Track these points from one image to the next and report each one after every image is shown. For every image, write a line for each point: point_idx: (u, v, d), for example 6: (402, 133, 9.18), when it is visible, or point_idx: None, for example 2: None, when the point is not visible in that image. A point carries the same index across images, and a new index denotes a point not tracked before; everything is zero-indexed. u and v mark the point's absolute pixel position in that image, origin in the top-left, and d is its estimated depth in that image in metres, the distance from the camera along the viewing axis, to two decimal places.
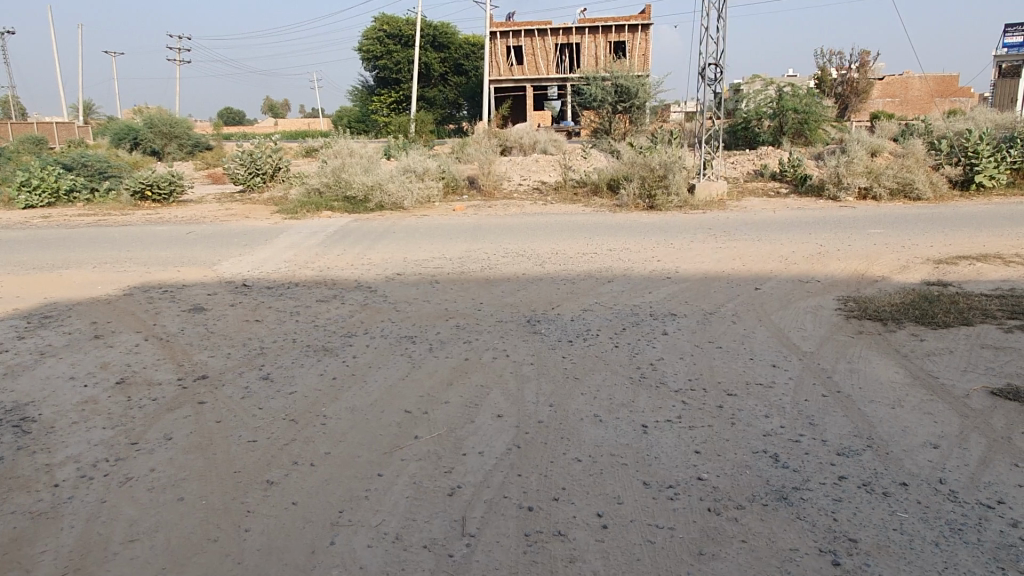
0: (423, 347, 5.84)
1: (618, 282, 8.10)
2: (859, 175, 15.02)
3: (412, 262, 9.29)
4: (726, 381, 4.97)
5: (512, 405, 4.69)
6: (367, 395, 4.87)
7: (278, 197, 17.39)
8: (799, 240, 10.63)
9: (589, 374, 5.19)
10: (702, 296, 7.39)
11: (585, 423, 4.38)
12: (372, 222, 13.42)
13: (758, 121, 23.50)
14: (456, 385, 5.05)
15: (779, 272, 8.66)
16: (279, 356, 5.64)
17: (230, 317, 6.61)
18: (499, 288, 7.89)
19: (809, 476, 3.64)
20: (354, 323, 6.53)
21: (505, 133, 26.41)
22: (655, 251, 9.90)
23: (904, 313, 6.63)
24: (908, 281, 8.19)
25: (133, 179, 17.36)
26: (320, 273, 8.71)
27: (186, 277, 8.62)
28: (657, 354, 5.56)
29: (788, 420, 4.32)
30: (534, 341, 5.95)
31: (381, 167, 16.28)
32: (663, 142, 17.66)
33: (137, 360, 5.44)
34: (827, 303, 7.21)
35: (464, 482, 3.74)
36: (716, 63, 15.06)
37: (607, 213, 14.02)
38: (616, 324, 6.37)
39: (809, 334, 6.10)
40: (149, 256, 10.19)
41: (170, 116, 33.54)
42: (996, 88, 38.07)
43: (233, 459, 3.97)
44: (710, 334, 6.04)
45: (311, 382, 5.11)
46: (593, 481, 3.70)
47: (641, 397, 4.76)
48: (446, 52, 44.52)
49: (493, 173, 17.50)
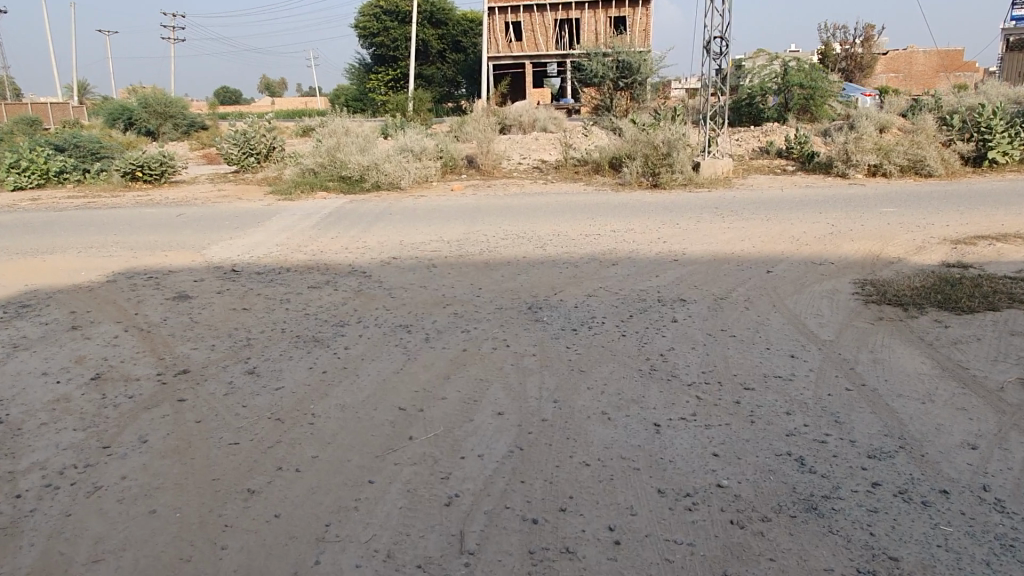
0: (419, 336, 5.53)
1: (624, 265, 7.76)
2: (869, 152, 14.62)
3: (410, 245, 8.97)
4: (742, 374, 4.65)
5: (513, 401, 4.39)
6: (359, 391, 4.55)
7: (273, 177, 17.00)
8: (809, 220, 10.28)
9: (595, 366, 4.87)
10: (711, 280, 7.05)
11: (593, 422, 4.07)
12: (367, 202, 13.09)
13: (762, 97, 23.03)
14: (454, 379, 4.74)
15: (790, 253, 8.34)
16: (266, 348, 5.32)
17: (217, 305, 6.28)
18: (499, 272, 7.55)
19: (839, 482, 3.33)
20: (347, 311, 6.20)
21: (503, 110, 25.93)
22: (661, 231, 9.57)
23: (926, 298, 6.30)
24: (926, 262, 7.87)
25: (124, 160, 16.96)
26: (313, 258, 8.38)
27: (173, 262, 8.29)
28: (667, 343, 5.24)
29: (811, 417, 4.01)
30: (536, 330, 5.62)
31: (378, 147, 15.89)
32: (666, 118, 17.23)
33: (115, 353, 5.12)
34: (843, 287, 6.88)
35: (462, 490, 3.43)
36: (721, 37, 14.62)
37: (609, 192, 13.68)
38: (622, 311, 6.04)
39: (827, 322, 5.78)
40: (137, 240, 9.85)
41: (165, 94, 32.97)
42: (1004, 62, 37.29)
43: (213, 464, 3.66)
44: (722, 321, 5.72)
45: (300, 377, 4.79)
46: (603, 489, 3.39)
47: (653, 392, 4.44)
48: (444, 29, 43.73)
49: (492, 152, 17.10)
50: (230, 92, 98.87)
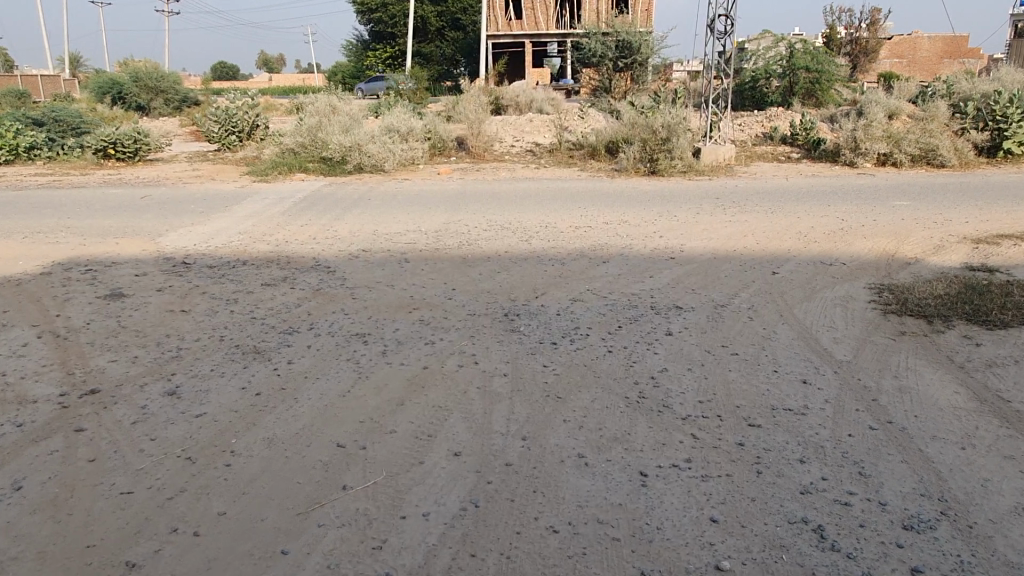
0: (376, 349, 4.81)
1: (615, 263, 7.04)
2: (879, 140, 13.85)
3: (383, 236, 8.23)
4: (746, 406, 3.95)
5: (474, 437, 3.69)
6: (294, 420, 3.84)
7: (252, 157, 16.21)
8: (818, 214, 9.55)
9: (575, 392, 4.17)
10: (710, 283, 6.34)
11: (568, 469, 3.38)
12: (347, 186, 12.32)
13: (766, 80, 22.21)
14: (409, 405, 4.03)
15: (797, 252, 7.62)
16: (197, 360, 4.59)
17: (152, 306, 5.56)
18: (476, 269, 6.82)
19: (869, 567, 2.65)
20: (299, 316, 5.47)
21: (499, 91, 25.04)
22: (657, 224, 8.84)
23: (952, 309, 5.58)
24: (946, 264, 7.16)
25: (96, 136, 16.17)
26: (274, 249, 7.64)
27: (122, 252, 7.58)
28: (659, 364, 4.53)
29: (830, 468, 3.31)
30: (511, 343, 4.91)
31: (363, 126, 15.11)
32: (667, 101, 16.43)
33: (18, 368, 4.42)
34: (857, 293, 6.17)
35: (397, 566, 2.74)
36: (726, 15, 13.80)
37: (603, 179, 12.92)
38: (610, 320, 5.33)
39: (843, 337, 5.06)
40: (91, 225, 9.10)
41: (155, 66, 31.93)
42: (1012, 48, 36.52)
43: (94, 526, 2.97)
44: (723, 335, 5.01)
45: (228, 399, 4.07)
46: (572, 568, 2.71)
47: (640, 428, 3.75)
48: (442, 6, 42.53)
49: (483, 134, 16.33)
50: (226, 67, 97.21)
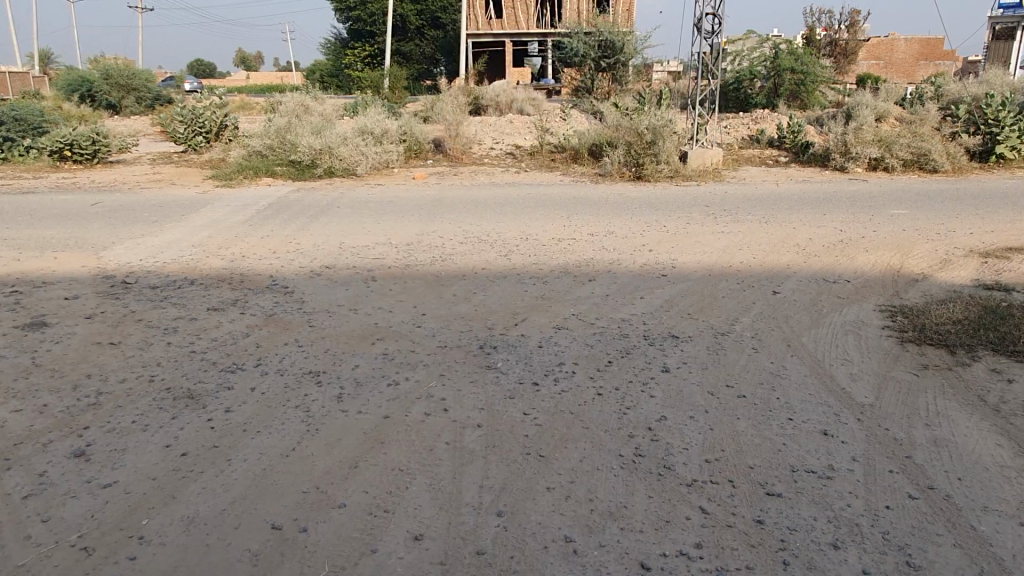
0: (330, 393, 4.15)
1: (602, 282, 6.44)
2: (870, 144, 13.41)
3: (350, 250, 7.57)
4: (762, 468, 3.35)
5: (440, 514, 3.05)
6: (223, 491, 3.19)
7: (219, 159, 15.42)
8: (814, 223, 9.02)
9: (561, 449, 3.55)
10: (707, 306, 5.75)
11: (554, 560, 2.76)
12: (316, 192, 11.62)
13: (750, 82, 21.77)
14: (365, 468, 3.39)
15: (796, 267, 7.06)
16: (118, 409, 3.91)
17: (77, 338, 4.86)
18: (449, 290, 6.19)
19: None
20: (246, 349, 4.80)
21: (478, 91, 24.35)
22: (646, 236, 8.26)
23: (974, 335, 5.01)
24: (956, 282, 6.62)
25: (50, 137, 15.32)
26: (229, 265, 6.97)
27: (57, 268, 6.84)
28: (656, 411, 3.93)
29: (871, 559, 2.73)
30: (487, 384, 4.28)
31: (335, 128, 14.40)
32: (651, 103, 15.91)
33: None
34: (868, 317, 5.60)
35: None
36: (714, 14, 13.23)
37: (587, 184, 12.34)
38: (599, 354, 4.71)
39: (861, 374, 4.49)
40: (32, 236, 8.34)
41: (126, 63, 30.84)
42: (990, 50, 36.79)
43: None
44: (727, 374, 4.41)
45: (148, 463, 3.41)
46: None
47: (640, 499, 3.14)
48: (422, 5, 41.82)
49: (461, 136, 15.68)
50: (202, 65, 95.49)
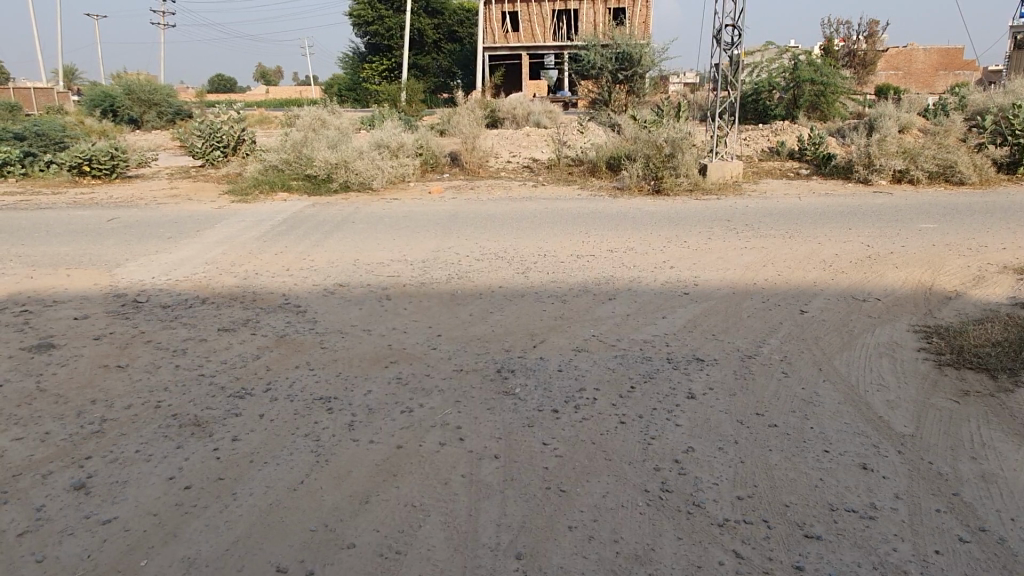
0: (341, 420, 3.98)
1: (623, 300, 6.25)
2: (894, 156, 13.13)
3: (365, 267, 7.44)
4: (798, 506, 3.15)
5: (454, 555, 2.87)
6: (227, 528, 3.02)
7: (235, 174, 15.41)
8: (840, 237, 8.77)
9: (584, 483, 3.36)
10: (733, 327, 5.54)
11: None
12: (332, 206, 11.52)
13: (769, 93, 21.53)
14: (376, 503, 3.22)
15: (823, 284, 6.83)
16: (121, 439, 3.76)
17: (86, 360, 4.75)
18: (465, 309, 6.03)
19: None
20: (256, 371, 4.67)
21: (495, 104, 24.26)
22: (668, 252, 8.05)
23: (1016, 357, 4.74)
24: (991, 300, 6.35)
25: (70, 153, 15.38)
26: (242, 282, 6.86)
27: (69, 286, 6.74)
28: (683, 441, 3.73)
29: None
30: (504, 411, 4.09)
31: (351, 141, 14.38)
32: (670, 116, 15.73)
33: None
34: (903, 339, 5.34)
35: None
36: (733, 24, 13.04)
37: (603, 198, 12.14)
38: (621, 379, 4.52)
39: (899, 401, 4.25)
40: (47, 254, 8.27)
41: (147, 79, 30.99)
42: (1011, 61, 36.27)
43: None
44: (756, 401, 4.20)
45: (151, 496, 3.25)
46: None
47: (667, 540, 2.94)
48: (439, 19, 42.01)
49: (477, 149, 15.47)
50: (223, 81, 96.78)
